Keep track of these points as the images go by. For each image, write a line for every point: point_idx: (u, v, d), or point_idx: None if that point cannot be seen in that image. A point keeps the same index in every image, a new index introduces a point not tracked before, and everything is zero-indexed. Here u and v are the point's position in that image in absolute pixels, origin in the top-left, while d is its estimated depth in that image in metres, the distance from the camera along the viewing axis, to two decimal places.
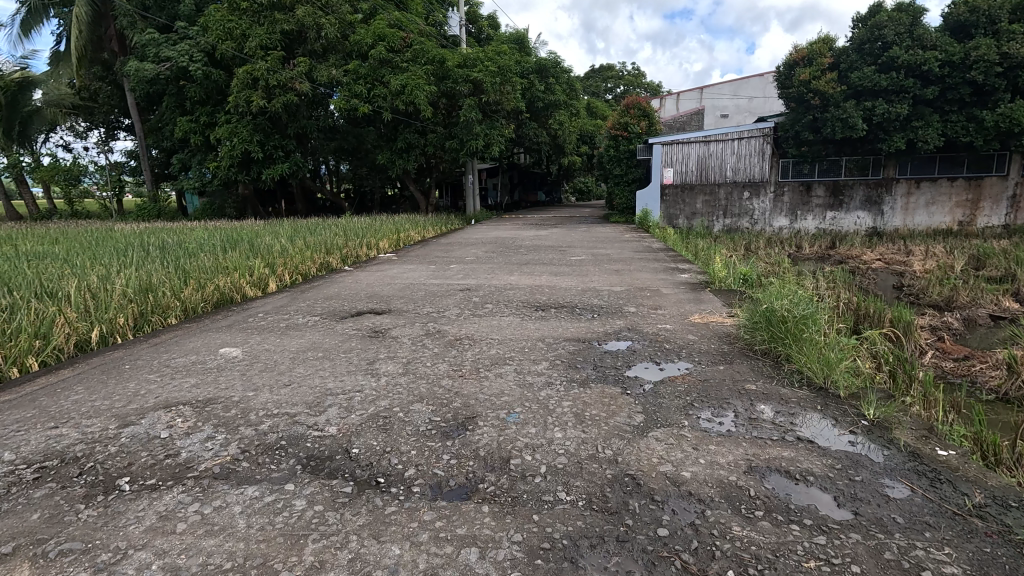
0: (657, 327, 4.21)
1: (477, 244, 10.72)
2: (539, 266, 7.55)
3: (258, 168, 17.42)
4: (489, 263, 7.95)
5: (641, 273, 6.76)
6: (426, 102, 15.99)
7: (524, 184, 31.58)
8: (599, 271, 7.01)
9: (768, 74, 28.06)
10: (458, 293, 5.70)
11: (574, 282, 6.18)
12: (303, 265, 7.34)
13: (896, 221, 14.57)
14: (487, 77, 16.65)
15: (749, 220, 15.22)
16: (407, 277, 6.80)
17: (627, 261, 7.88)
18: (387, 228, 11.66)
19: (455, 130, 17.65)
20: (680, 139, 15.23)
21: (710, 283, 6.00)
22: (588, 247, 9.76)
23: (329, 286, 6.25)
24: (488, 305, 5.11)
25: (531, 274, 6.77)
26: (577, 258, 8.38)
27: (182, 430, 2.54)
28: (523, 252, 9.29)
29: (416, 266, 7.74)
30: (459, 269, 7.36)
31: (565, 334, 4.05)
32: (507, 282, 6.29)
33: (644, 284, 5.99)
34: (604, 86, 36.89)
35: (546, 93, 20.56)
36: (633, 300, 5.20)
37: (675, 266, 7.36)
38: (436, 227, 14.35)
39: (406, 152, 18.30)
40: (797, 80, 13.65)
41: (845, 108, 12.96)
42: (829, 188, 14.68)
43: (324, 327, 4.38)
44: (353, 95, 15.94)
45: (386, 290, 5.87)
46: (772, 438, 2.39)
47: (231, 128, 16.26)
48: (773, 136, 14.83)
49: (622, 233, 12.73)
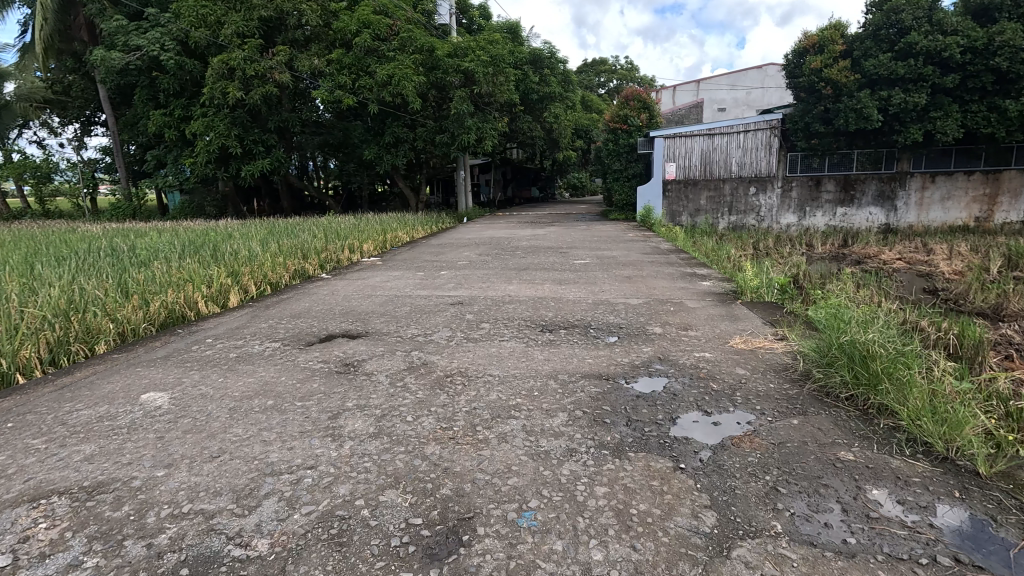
0: (693, 357, 3.41)
1: (470, 246, 9.90)
2: (541, 272, 6.76)
3: (238, 165, 16.49)
4: (484, 269, 7.14)
5: (656, 281, 5.98)
6: (415, 93, 15.09)
7: (516, 180, 30.70)
8: (608, 279, 6.22)
9: (767, 66, 27.37)
10: (449, 307, 4.90)
11: (583, 293, 5.40)
12: (272, 273, 6.49)
13: (910, 217, 13.89)
14: (479, 68, 15.78)
15: (756, 217, 14.48)
16: (392, 287, 5.99)
17: (637, 266, 7.10)
18: (372, 228, 10.80)
19: (446, 123, 16.80)
20: (682, 132, 14.45)
21: (738, 292, 5.23)
22: (591, 249, 8.97)
23: (300, 300, 5.41)
24: (486, 324, 4.31)
25: (533, 283, 5.97)
26: (581, 263, 7.59)
27: (37, 551, 1.71)
28: (522, 255, 8.49)
29: (403, 273, 6.92)
30: (451, 276, 6.55)
31: (582, 368, 3.26)
32: (506, 293, 5.49)
33: (664, 295, 5.20)
34: (597, 79, 36.02)
35: (540, 84, 19.72)
36: (655, 317, 4.41)
37: (692, 271, 6.61)
38: (425, 226, 13.52)
39: (394, 147, 17.40)
40: (808, 69, 12.94)
41: (859, 98, 12.23)
42: (840, 182, 13.96)
43: (283, 359, 3.55)
44: (337, 86, 15.02)
45: (366, 305, 5.05)
46: (918, 560, 1.60)
47: (207, 122, 15.31)
48: (781, 128, 14.09)
49: (625, 232, 11.95)
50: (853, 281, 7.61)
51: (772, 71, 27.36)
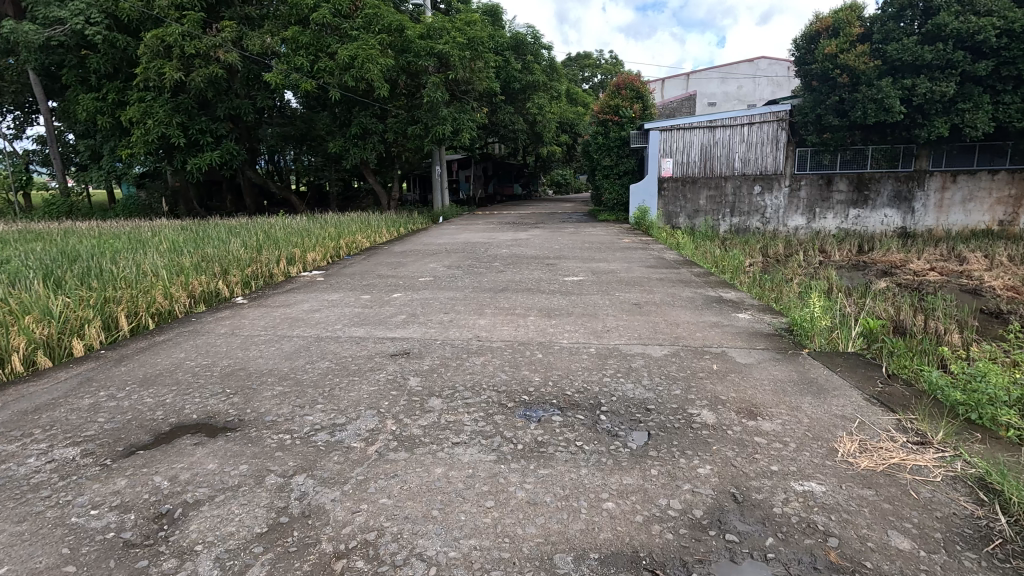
0: (797, 500, 1.89)
1: (440, 255, 8.33)
2: (525, 296, 5.24)
3: (183, 157, 14.66)
4: (452, 290, 5.58)
5: (675, 313, 4.48)
6: (381, 77, 13.40)
7: (498, 176, 29.11)
8: (612, 308, 4.71)
9: (759, 59, 25.98)
10: (393, 362, 3.36)
11: (583, 333, 3.89)
12: (162, 300, 4.82)
13: (929, 221, 12.66)
14: (455, 51, 14.15)
15: (760, 219, 13.14)
16: (322, 321, 4.39)
17: (644, 287, 5.60)
18: (324, 232, 9.12)
19: (419, 113, 15.16)
20: (681, 124, 13.01)
21: (797, 334, 3.75)
22: (583, 260, 7.45)
23: (179, 344, 3.79)
24: (435, 403, 2.75)
25: (512, 317, 4.43)
26: (573, 281, 6.06)
27: None
28: (500, 268, 6.95)
29: (344, 296, 5.33)
30: (406, 304, 4.97)
31: (599, 536, 1.71)
32: (473, 334, 3.93)
33: (696, 340, 3.69)
34: (581, 73, 34.45)
35: (522, 72, 18.18)
36: (697, 387, 2.91)
37: (719, 296, 5.13)
38: (391, 228, 11.89)
39: (361, 139, 15.71)
40: (821, 54, 11.59)
41: (880, 86, 10.92)
42: (853, 180, 12.68)
43: (48, 501, 1.92)
44: (293, 69, 13.24)
45: (267, 358, 3.45)
46: None
47: (145, 108, 13.46)
48: (788, 121, 12.73)
49: (619, 236, 10.49)
50: (903, 304, 6.24)
51: (764, 64, 25.96)
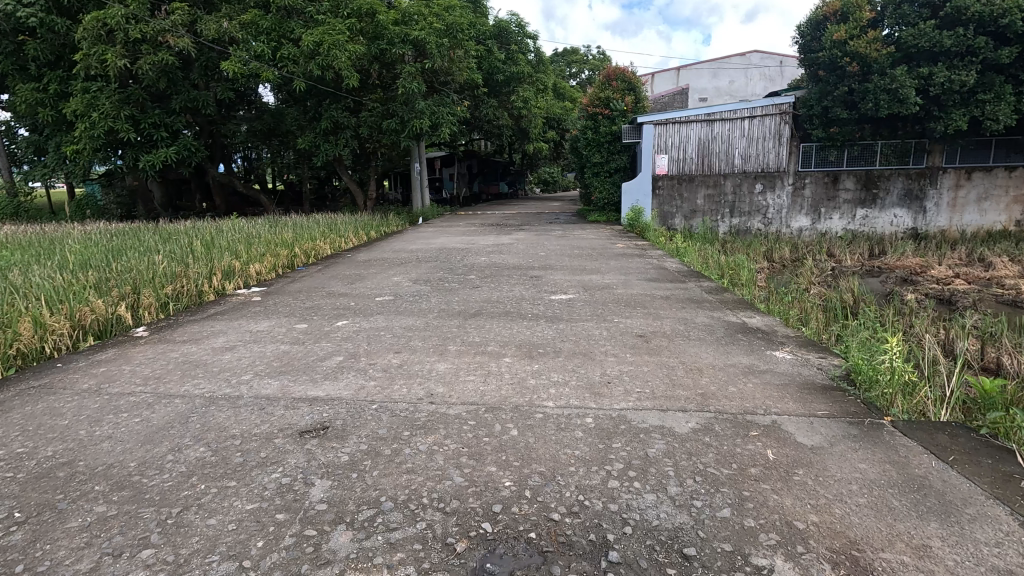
0: None
1: (409, 264, 7.25)
2: (501, 324, 4.20)
3: (135, 154, 13.39)
4: (413, 316, 4.52)
5: (696, 352, 3.45)
6: (350, 66, 12.27)
7: (484, 174, 28.01)
8: (612, 342, 3.68)
9: (751, 53, 25.13)
10: (303, 446, 2.30)
11: (577, 389, 2.86)
12: (28, 335, 3.68)
13: (941, 221, 11.84)
14: (432, 38, 13.05)
15: (762, 220, 12.22)
16: (232, 367, 3.31)
17: (647, 310, 4.57)
18: (277, 239, 8.00)
19: (394, 106, 14.07)
20: (676, 117, 12.04)
21: (866, 390, 2.77)
22: (572, 272, 6.41)
23: (7, 413, 2.68)
24: (341, 543, 1.70)
25: (483, 359, 3.40)
26: (561, 301, 5.01)
27: None
28: (476, 283, 5.91)
29: (275, 325, 4.25)
30: (351, 338, 3.91)
31: None
32: (427, 391, 2.87)
33: (733, 403, 2.67)
34: (568, 69, 33.35)
35: (506, 63, 17.13)
36: (755, 498, 1.89)
37: (743, 324, 4.13)
38: (361, 230, 10.79)
39: (333, 134, 14.55)
40: (829, 41, 10.69)
41: (894, 75, 10.03)
42: (861, 178, 11.81)
43: None
44: (252, 56, 12.01)
45: (118, 440, 2.36)
46: None
47: (89, 100, 12.17)
48: (792, 114, 11.80)
49: (612, 240, 9.50)
50: (947, 325, 5.31)
51: (756, 58, 25.10)
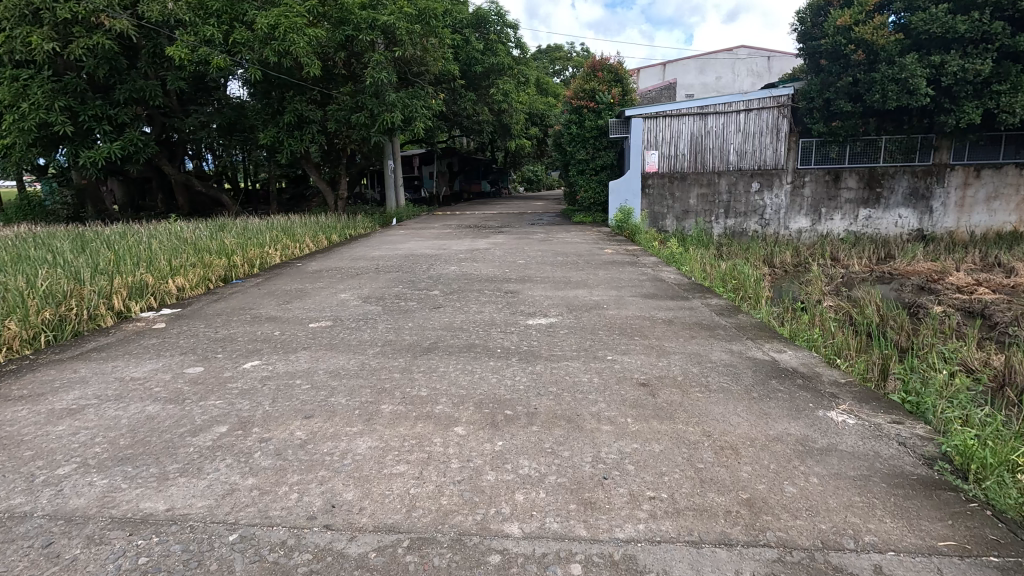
0: None
1: (365, 276, 6.22)
2: (461, 365, 3.21)
3: (74, 149, 12.13)
4: (347, 352, 3.50)
5: (723, 417, 2.47)
6: (310, 52, 11.17)
7: (465, 172, 26.94)
8: (606, 397, 2.70)
9: (739, 48, 24.39)
10: None
11: (559, 496, 1.87)
12: None
13: (949, 222, 11.08)
14: (402, 23, 11.99)
15: (759, 221, 11.39)
16: (55, 448, 2.26)
17: (648, 342, 3.60)
18: (212, 246, 6.91)
19: (362, 97, 12.97)
20: (666, 110, 11.15)
21: (992, 497, 1.83)
22: (554, 286, 5.43)
23: None
24: None
25: (427, 428, 2.41)
26: (540, 328, 4.02)
27: None
28: (439, 301, 4.91)
29: (160, 369, 3.21)
30: (253, 390, 2.89)
31: None
32: (326, 502, 1.86)
33: (801, 524, 1.71)
34: (552, 66, 32.47)
35: (484, 54, 16.12)
36: None
37: (774, 364, 3.17)
38: (322, 234, 9.73)
39: (297, 129, 13.42)
40: (831, 27, 9.87)
41: (904, 63, 9.21)
42: (863, 177, 11.05)
43: None
44: (201, 40, 10.88)
45: None
46: None
47: (18, 89, 10.93)
48: (790, 107, 10.95)
49: (600, 245, 8.56)
50: (1004, 353, 4.42)
51: (744, 53, 24.40)
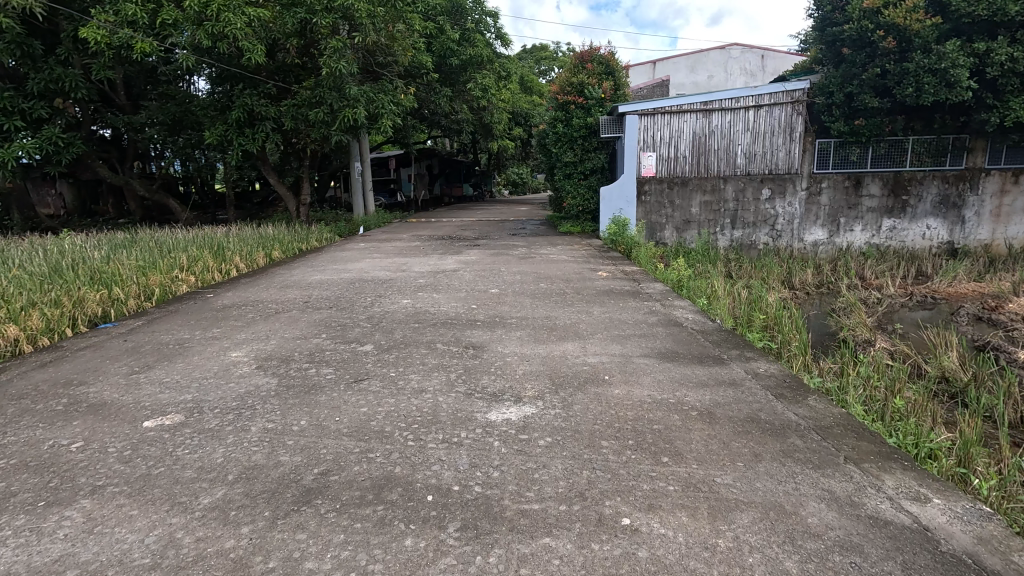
0: None
1: (283, 317, 4.65)
2: (347, 553, 1.71)
3: None
4: (162, 507, 1.96)
5: None
6: (252, 35, 9.59)
7: (446, 175, 25.36)
8: None
9: (731, 46, 23.15)
10: None
11: None
12: None
13: (982, 234, 9.81)
14: (362, 5, 10.48)
15: (770, 233, 10.03)
16: None
17: (689, 477, 2.11)
18: (90, 275, 5.29)
19: (318, 89, 11.36)
20: (665, 106, 9.73)
21: None
22: (535, 338, 3.93)
23: None
24: None
25: None
26: (509, 432, 2.51)
27: None
28: (367, 367, 3.38)
29: None
30: None
31: None
32: None
33: None
34: (536, 67, 31.18)
35: (461, 45, 14.61)
36: None
37: (934, 549, 1.70)
38: (260, 250, 8.11)
39: (246, 126, 11.81)
40: (855, 10, 8.47)
41: (943, 51, 7.86)
42: (887, 182, 9.74)
43: None
44: (123, 21, 9.28)
45: None
46: None
47: None
48: (806, 103, 9.59)
49: (592, 265, 7.10)
50: None
51: (736, 52, 23.13)
